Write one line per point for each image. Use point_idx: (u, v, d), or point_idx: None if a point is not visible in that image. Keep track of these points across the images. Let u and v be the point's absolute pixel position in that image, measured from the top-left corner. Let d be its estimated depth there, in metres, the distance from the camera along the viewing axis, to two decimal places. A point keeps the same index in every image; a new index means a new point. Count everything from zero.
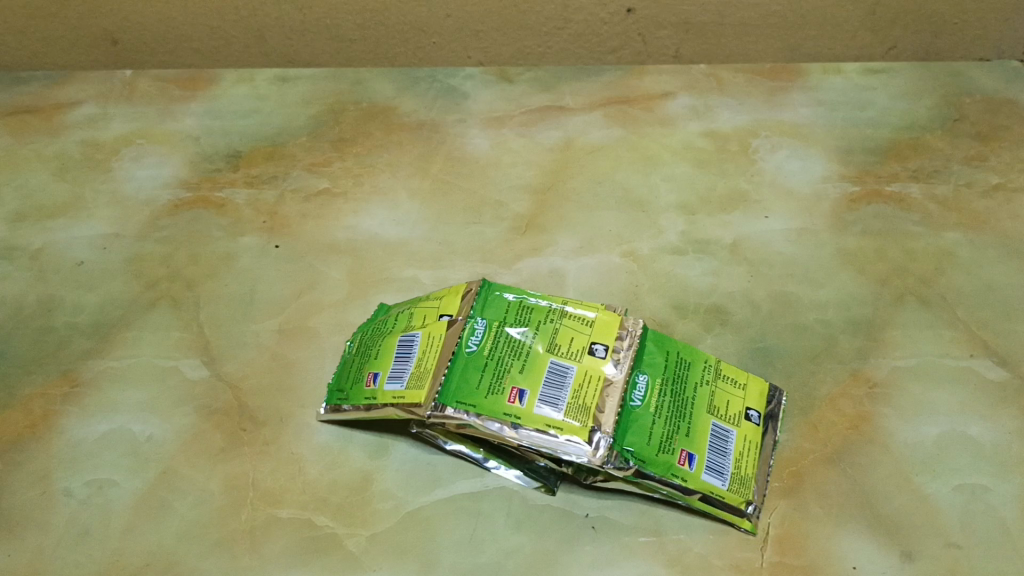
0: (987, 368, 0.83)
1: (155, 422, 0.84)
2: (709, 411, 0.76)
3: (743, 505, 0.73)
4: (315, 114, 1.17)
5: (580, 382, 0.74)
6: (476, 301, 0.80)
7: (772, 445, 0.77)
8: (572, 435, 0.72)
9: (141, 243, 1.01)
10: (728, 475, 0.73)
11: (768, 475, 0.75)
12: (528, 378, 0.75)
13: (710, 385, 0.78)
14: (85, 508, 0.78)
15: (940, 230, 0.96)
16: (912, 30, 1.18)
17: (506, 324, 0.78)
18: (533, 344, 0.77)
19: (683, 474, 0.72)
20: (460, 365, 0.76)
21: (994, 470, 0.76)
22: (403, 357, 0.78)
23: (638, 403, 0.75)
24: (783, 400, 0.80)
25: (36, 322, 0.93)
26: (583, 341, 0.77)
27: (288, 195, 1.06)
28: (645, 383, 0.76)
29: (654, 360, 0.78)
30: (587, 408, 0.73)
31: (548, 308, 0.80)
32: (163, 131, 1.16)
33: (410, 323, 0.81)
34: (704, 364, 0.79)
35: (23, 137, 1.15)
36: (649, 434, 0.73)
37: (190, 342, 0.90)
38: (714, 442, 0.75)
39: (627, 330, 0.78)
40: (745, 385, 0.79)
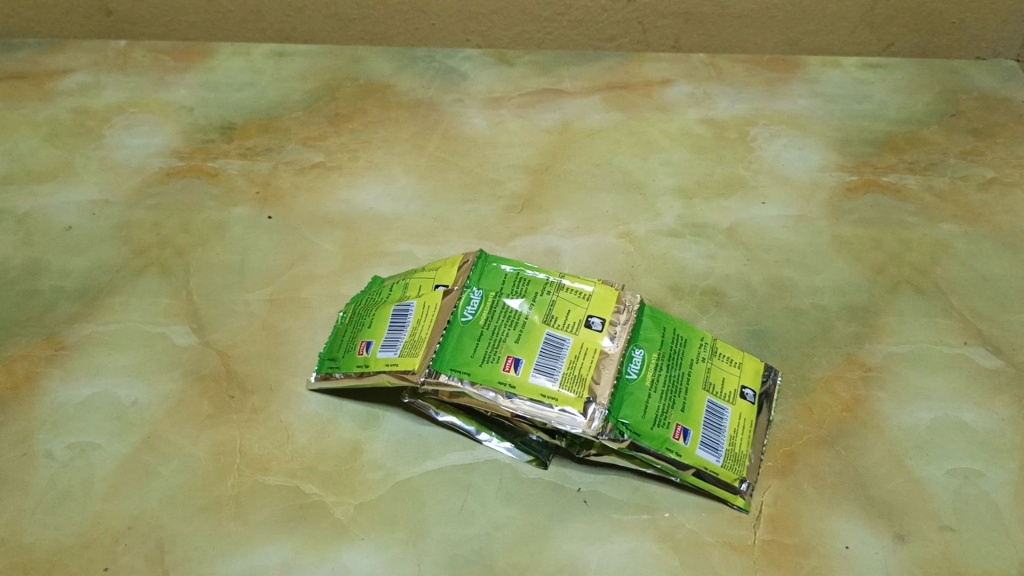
0: (982, 356, 0.83)
1: (141, 387, 0.82)
2: (704, 387, 0.75)
3: (738, 482, 0.72)
4: (312, 89, 1.16)
5: (576, 354, 0.74)
6: (473, 272, 0.79)
7: (767, 424, 0.77)
8: (566, 406, 0.71)
9: (131, 210, 1.00)
10: (722, 451, 0.73)
11: (763, 453, 0.75)
12: (523, 349, 0.74)
13: (706, 362, 0.77)
14: (66, 470, 0.76)
15: (936, 221, 0.96)
16: (911, 28, 1.18)
17: (503, 295, 0.78)
18: (530, 315, 0.76)
19: (678, 449, 0.71)
20: (454, 335, 0.75)
21: (987, 456, 0.76)
22: (398, 325, 0.77)
23: (634, 376, 0.74)
24: (777, 379, 0.79)
25: (21, 284, 0.92)
26: (579, 314, 0.76)
27: (283, 167, 1.05)
28: (641, 358, 0.75)
29: (651, 335, 0.77)
30: (583, 379, 0.72)
31: (545, 280, 0.79)
32: (156, 101, 1.14)
33: (404, 293, 0.80)
34: (701, 341, 0.79)
35: (13, 102, 1.14)
36: (645, 407, 0.72)
37: (179, 309, 0.89)
38: (709, 418, 0.74)
39: (625, 305, 0.77)
40: (740, 364, 0.79)
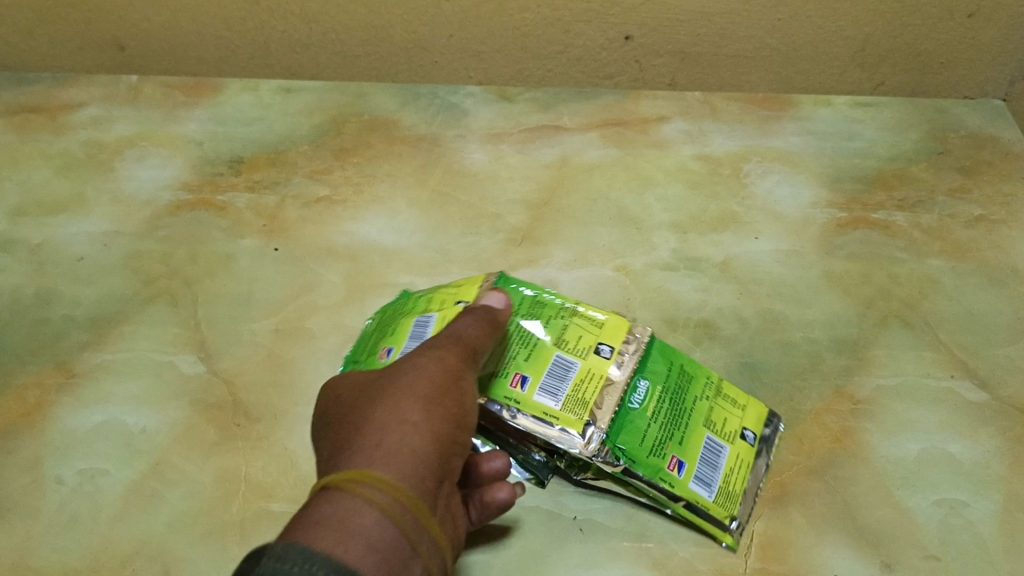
0: (967, 389, 0.85)
1: (149, 414, 0.85)
2: (704, 425, 0.77)
3: (728, 518, 0.74)
4: (318, 124, 1.19)
5: (582, 378, 0.75)
6: (494, 290, 0.81)
7: (764, 465, 0.79)
8: (566, 425, 0.73)
9: (141, 241, 1.03)
10: (715, 487, 0.75)
11: (756, 493, 0.77)
12: (533, 368, 0.76)
13: (709, 401, 0.79)
14: (75, 495, 0.79)
15: (924, 256, 0.98)
16: (901, 68, 1.19)
17: (519, 316, 0.80)
18: (543, 336, 0.78)
19: (671, 480, 0.73)
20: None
21: (972, 486, 0.78)
22: (416, 334, 0.80)
23: (636, 406, 0.76)
24: (779, 427, 0.81)
25: (34, 313, 0.95)
26: (590, 340, 0.78)
27: (289, 200, 1.07)
28: (645, 389, 0.78)
29: (657, 368, 0.79)
30: (585, 402, 0.74)
31: (561, 306, 0.81)
32: (166, 135, 1.18)
33: (426, 306, 0.83)
34: (706, 381, 0.81)
35: (27, 136, 1.18)
36: (642, 437, 0.74)
37: (187, 338, 0.92)
38: (705, 455, 0.76)
39: (636, 336, 0.79)
40: (745, 405, 0.81)
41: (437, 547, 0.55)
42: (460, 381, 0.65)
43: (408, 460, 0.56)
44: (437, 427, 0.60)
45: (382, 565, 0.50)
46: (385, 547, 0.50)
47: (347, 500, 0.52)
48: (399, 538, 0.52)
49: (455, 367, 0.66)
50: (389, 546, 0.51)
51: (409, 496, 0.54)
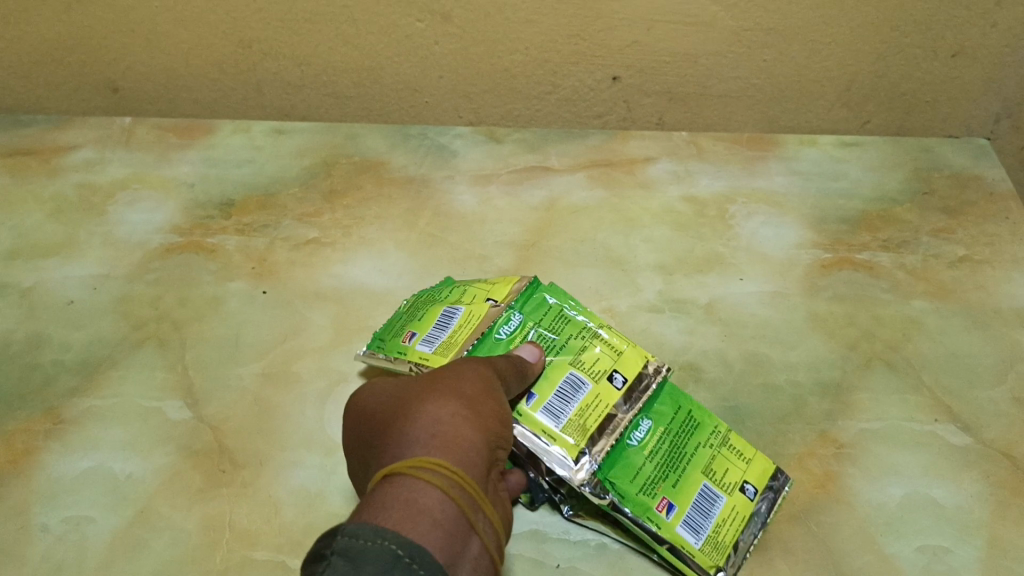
0: (950, 433, 0.86)
1: (135, 461, 0.86)
2: (704, 472, 0.77)
3: (713, 568, 0.73)
4: (308, 166, 1.20)
5: (588, 404, 0.77)
6: (522, 296, 0.83)
7: (765, 516, 0.77)
8: (562, 449, 0.73)
9: (131, 284, 1.04)
10: (703, 534, 0.74)
11: (749, 545, 0.75)
12: (543, 384, 0.77)
13: (713, 449, 0.79)
14: (60, 543, 0.79)
15: (908, 297, 0.99)
16: (886, 107, 1.20)
17: (539, 327, 0.82)
18: (562, 350, 0.80)
19: (658, 520, 0.73)
20: (484, 348, 0.79)
21: (956, 532, 0.78)
22: (443, 326, 0.82)
23: (634, 443, 0.77)
24: (785, 487, 0.78)
25: (23, 358, 0.96)
26: (605, 365, 0.79)
27: (278, 243, 1.09)
28: (647, 428, 0.78)
29: (663, 409, 0.80)
30: (585, 429, 0.75)
31: (585, 324, 0.83)
32: (158, 177, 1.19)
33: (458, 300, 0.85)
34: (716, 428, 0.80)
35: (22, 179, 1.19)
36: (633, 475, 0.75)
37: (175, 383, 0.92)
38: (698, 503, 0.76)
39: (650, 373, 0.80)
40: (751, 458, 0.79)
41: (495, 530, 0.57)
42: (497, 388, 0.69)
43: (461, 449, 0.59)
44: (483, 424, 0.63)
45: (443, 545, 0.52)
46: (446, 526, 0.53)
47: (410, 485, 0.55)
48: (460, 519, 0.54)
49: (492, 376, 0.70)
50: (449, 525, 0.53)
51: (469, 479, 0.57)
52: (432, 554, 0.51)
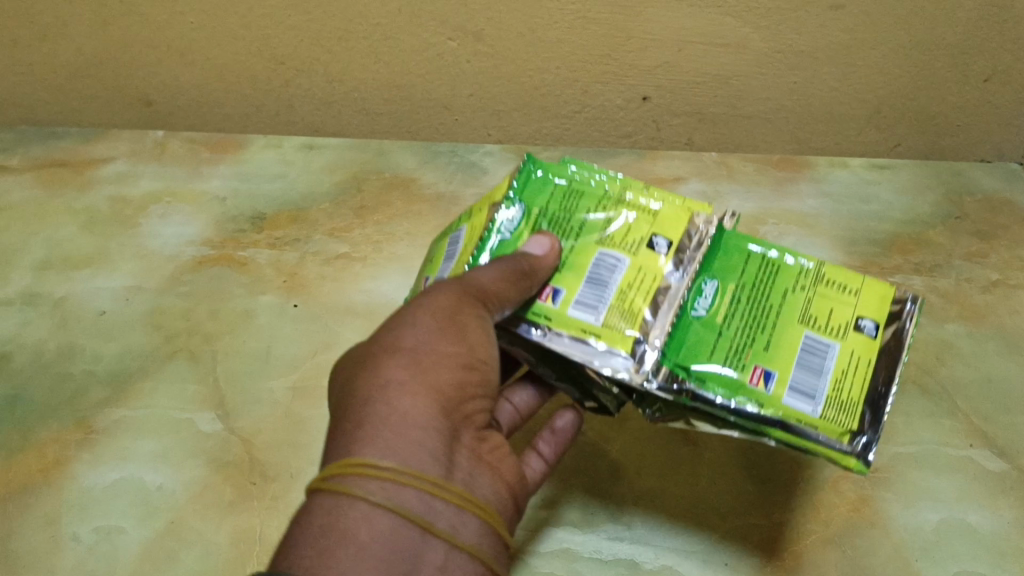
0: (987, 458, 0.85)
1: (166, 472, 0.86)
2: (801, 322, 0.65)
3: (846, 437, 0.61)
4: (338, 181, 1.21)
5: (630, 282, 0.65)
6: (519, 182, 0.71)
7: (895, 358, 0.64)
8: (610, 344, 0.62)
9: (162, 296, 1.05)
10: (821, 398, 0.62)
11: (889, 398, 0.62)
12: (568, 277, 0.66)
13: (805, 294, 0.67)
14: (91, 554, 0.80)
15: (942, 321, 0.98)
16: (915, 130, 1.19)
17: (546, 217, 0.69)
18: (585, 230, 0.68)
19: (759, 397, 0.62)
20: (490, 253, 0.68)
21: (993, 558, 0.77)
22: (450, 252, 0.72)
23: (702, 312, 0.65)
24: (916, 308, 0.65)
25: (56, 368, 0.97)
26: (640, 233, 0.67)
27: (309, 257, 1.09)
28: (713, 290, 0.66)
29: (727, 267, 0.68)
30: (634, 313, 0.63)
31: (605, 194, 0.71)
32: (191, 191, 1.20)
33: (460, 220, 0.75)
34: (800, 271, 0.68)
35: (55, 192, 1.21)
36: (711, 350, 0.63)
37: (206, 395, 0.93)
38: (804, 360, 0.63)
39: (698, 229, 0.68)
40: (857, 292, 0.67)
41: (456, 514, 0.58)
42: (484, 304, 0.62)
43: (406, 435, 0.58)
44: (437, 385, 0.62)
45: (387, 557, 0.54)
46: (385, 542, 0.54)
47: (338, 504, 0.55)
48: (403, 524, 0.55)
49: (469, 292, 0.63)
50: (390, 541, 0.54)
51: (408, 472, 0.57)
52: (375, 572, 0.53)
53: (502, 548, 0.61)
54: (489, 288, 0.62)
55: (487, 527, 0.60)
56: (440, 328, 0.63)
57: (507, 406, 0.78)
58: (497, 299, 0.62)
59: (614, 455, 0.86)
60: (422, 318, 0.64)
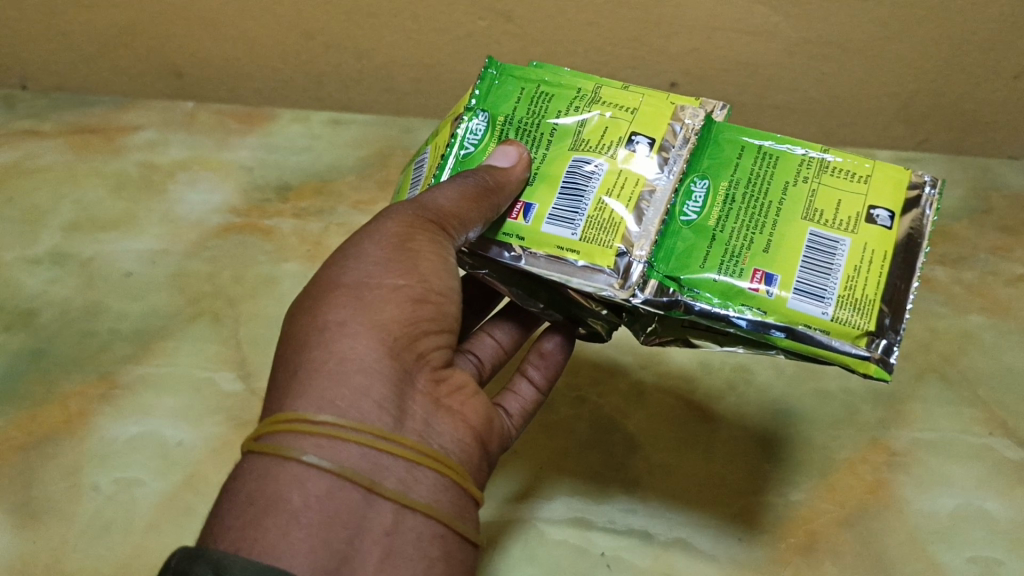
0: (1005, 447, 0.85)
1: (186, 428, 0.87)
2: (805, 216, 0.60)
3: (863, 340, 0.57)
4: (364, 156, 1.22)
5: (610, 187, 0.62)
6: (480, 89, 0.68)
7: (915, 249, 0.59)
8: (590, 260, 0.60)
9: (188, 261, 1.06)
10: (831, 299, 0.58)
11: (909, 295, 0.58)
12: (539, 189, 0.63)
13: (809, 184, 0.62)
14: (110, 504, 0.81)
15: (964, 312, 0.98)
16: (944, 126, 1.18)
17: (512, 121, 0.67)
18: (555, 136, 0.65)
19: (761, 304, 0.59)
20: (452, 171, 0.67)
21: (1008, 545, 0.78)
22: (416, 178, 0.71)
23: (693, 215, 0.62)
24: (932, 192, 0.61)
25: (81, 325, 0.98)
26: (619, 131, 0.64)
27: (333, 229, 1.10)
28: (705, 189, 0.62)
29: (721, 162, 0.63)
30: (615, 225, 0.61)
31: (575, 92, 0.67)
32: (218, 160, 1.21)
33: (426, 144, 0.74)
34: (803, 160, 0.63)
35: (86, 157, 1.22)
36: (705, 255, 0.60)
37: (227, 356, 0.94)
38: (810, 259, 0.59)
39: (683, 122, 0.65)
40: (868, 178, 0.62)
41: (408, 468, 0.55)
42: (440, 228, 0.61)
43: (344, 382, 0.55)
44: (381, 324, 0.57)
45: (323, 523, 0.50)
46: (326, 505, 0.51)
47: (269, 467, 0.52)
48: (336, 485, 0.51)
49: (421, 217, 0.61)
50: (329, 504, 0.51)
51: (338, 428, 0.53)
52: (308, 539, 0.49)
53: (464, 494, 0.58)
54: (448, 209, 0.60)
55: (444, 477, 0.56)
56: (388, 261, 0.60)
57: (489, 340, 0.80)
58: (457, 219, 0.60)
59: (630, 428, 0.86)
60: (368, 252, 0.61)
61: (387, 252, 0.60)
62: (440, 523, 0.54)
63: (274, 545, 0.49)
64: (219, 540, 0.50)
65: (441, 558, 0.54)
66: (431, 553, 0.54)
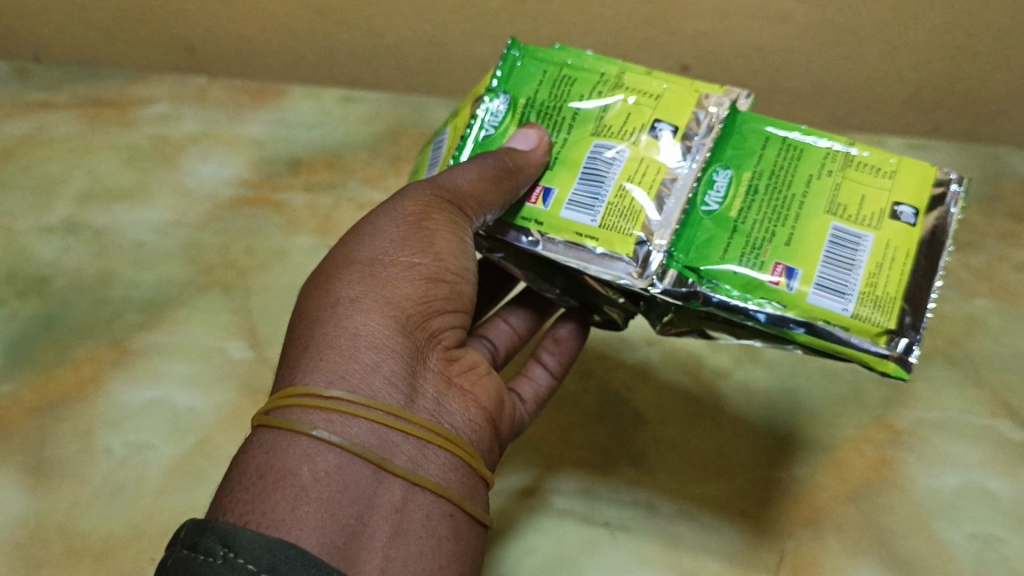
0: (1008, 428, 0.86)
1: (197, 395, 0.89)
2: (828, 211, 0.60)
3: (883, 338, 0.57)
4: (376, 133, 1.22)
5: (632, 173, 0.62)
6: (502, 72, 0.69)
7: (939, 248, 0.59)
8: (609, 248, 0.60)
9: (199, 232, 1.07)
10: (852, 296, 0.58)
11: (930, 294, 0.58)
12: (560, 174, 0.64)
13: (833, 178, 0.62)
14: (122, 466, 0.83)
15: (970, 296, 0.97)
16: (955, 113, 1.17)
17: (533, 104, 0.67)
18: (576, 120, 0.65)
19: (781, 297, 0.58)
20: (472, 153, 0.68)
21: (1009, 522, 0.79)
22: (434, 159, 0.72)
23: (714, 206, 0.61)
24: (959, 190, 0.61)
25: (93, 293, 0.99)
26: (642, 118, 0.64)
27: (344, 204, 1.11)
28: (728, 179, 0.62)
29: (744, 151, 0.63)
30: (636, 213, 0.61)
31: (599, 76, 0.67)
32: (230, 134, 1.22)
33: (444, 125, 0.74)
34: (828, 153, 0.63)
35: (98, 128, 1.22)
36: (725, 247, 0.60)
37: (238, 325, 0.95)
38: (832, 254, 0.59)
39: (707, 110, 0.64)
40: (893, 174, 0.62)
41: (418, 447, 0.54)
42: (457, 208, 0.61)
43: (356, 358, 0.54)
44: (395, 302, 0.58)
45: (331, 498, 0.49)
46: (334, 479, 0.50)
47: (278, 441, 0.51)
48: (347, 461, 0.51)
49: (439, 197, 0.62)
50: (338, 478, 0.50)
51: (349, 404, 0.52)
52: (316, 514, 0.48)
53: (473, 475, 0.58)
54: (467, 190, 0.61)
55: (454, 457, 0.56)
56: (404, 239, 0.61)
57: (503, 326, 0.81)
58: (475, 200, 0.61)
59: (638, 402, 0.87)
60: (384, 228, 0.61)
61: (403, 230, 0.61)
62: (449, 503, 0.54)
63: (282, 518, 0.47)
64: (225, 512, 0.48)
65: (449, 536, 0.54)
66: (440, 532, 0.54)
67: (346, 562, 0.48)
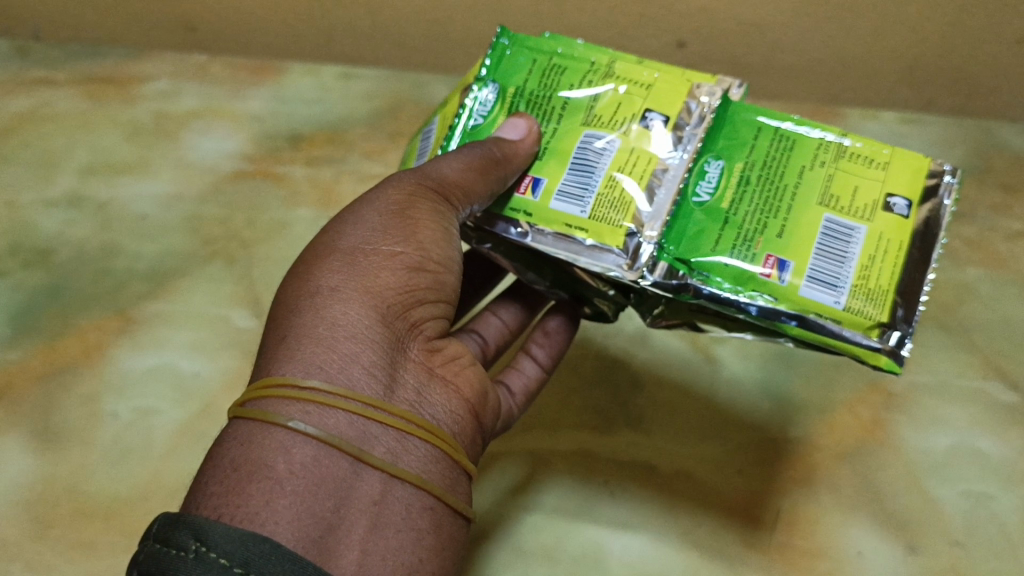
0: (999, 391, 0.87)
1: (202, 361, 0.90)
2: (820, 202, 0.61)
3: (875, 331, 0.58)
4: (375, 109, 1.22)
5: (622, 164, 0.63)
6: (491, 61, 0.70)
7: (931, 239, 0.60)
8: (598, 240, 0.62)
9: (201, 205, 1.08)
10: (845, 289, 0.59)
11: (923, 286, 0.59)
12: (549, 164, 0.65)
13: (825, 169, 0.63)
14: (130, 430, 0.85)
15: (961, 265, 0.98)
16: (948, 89, 1.18)
17: (522, 94, 0.68)
18: (567, 110, 0.67)
19: (772, 289, 0.59)
20: (461, 142, 0.69)
21: (1000, 480, 0.81)
22: (423, 149, 0.73)
23: (706, 197, 0.62)
24: (950, 181, 0.62)
25: (97, 264, 1.00)
26: (633, 108, 0.65)
27: (345, 176, 1.12)
28: (719, 170, 0.63)
29: (736, 142, 0.64)
30: (626, 204, 0.62)
31: (589, 65, 0.68)
32: (230, 109, 1.22)
33: (433, 114, 0.76)
34: (820, 144, 0.64)
35: (98, 103, 1.23)
36: (717, 239, 0.61)
37: (241, 295, 0.96)
38: (825, 245, 0.60)
39: (698, 100, 0.65)
40: (886, 165, 0.63)
41: (398, 438, 0.56)
42: (442, 197, 0.62)
43: (336, 349, 0.56)
44: (375, 294, 0.59)
45: (307, 492, 0.50)
46: (310, 471, 0.51)
47: (254, 433, 0.52)
48: (325, 453, 0.52)
49: (424, 187, 0.63)
50: (315, 471, 0.51)
51: (326, 395, 0.53)
52: (290, 508, 0.49)
53: (455, 467, 0.59)
54: (453, 179, 0.62)
55: (435, 449, 0.58)
56: (385, 229, 0.62)
57: (493, 321, 0.82)
58: (461, 189, 0.62)
59: (636, 367, 0.89)
60: (367, 218, 0.63)
61: (386, 220, 0.62)
62: (429, 495, 0.55)
63: (256, 511, 0.48)
64: (200, 505, 0.49)
65: (427, 529, 0.55)
66: (420, 525, 0.55)
67: (321, 555, 0.50)
